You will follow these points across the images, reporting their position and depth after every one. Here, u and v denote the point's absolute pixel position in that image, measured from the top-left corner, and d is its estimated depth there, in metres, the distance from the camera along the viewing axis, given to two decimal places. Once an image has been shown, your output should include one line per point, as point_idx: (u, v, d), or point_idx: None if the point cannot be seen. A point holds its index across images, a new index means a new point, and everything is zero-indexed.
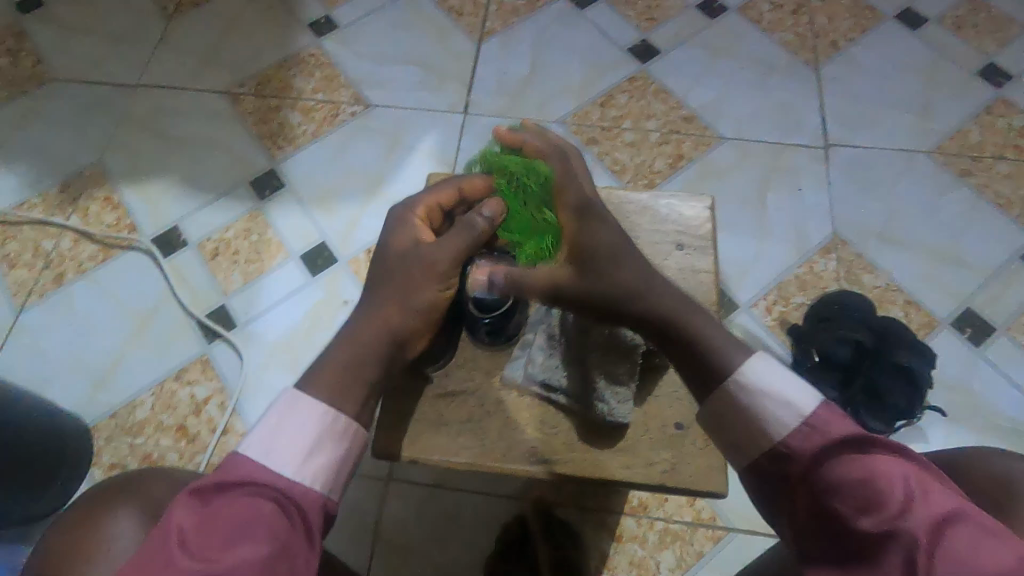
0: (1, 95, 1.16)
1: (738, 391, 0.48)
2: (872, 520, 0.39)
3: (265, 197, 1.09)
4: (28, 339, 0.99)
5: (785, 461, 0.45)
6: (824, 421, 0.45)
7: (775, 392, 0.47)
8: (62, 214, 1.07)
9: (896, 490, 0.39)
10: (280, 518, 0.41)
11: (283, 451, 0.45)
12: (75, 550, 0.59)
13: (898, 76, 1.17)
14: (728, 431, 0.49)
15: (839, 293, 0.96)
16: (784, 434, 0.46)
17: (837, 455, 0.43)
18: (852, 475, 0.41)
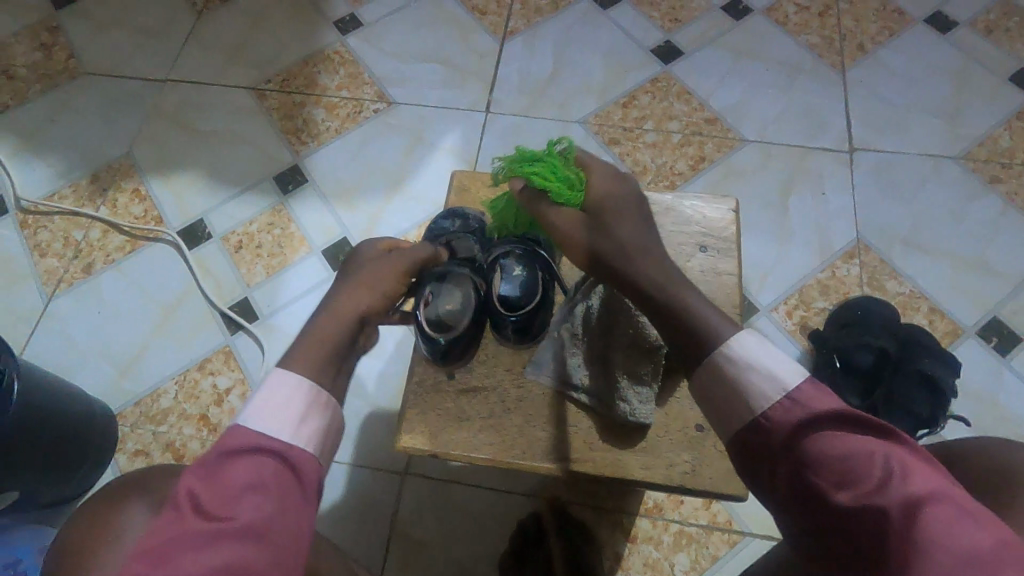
0: (34, 87, 1.19)
1: (723, 364, 0.48)
2: (849, 496, 0.39)
3: (288, 192, 1.10)
4: (57, 327, 1.02)
5: (765, 433, 0.45)
6: (808, 396, 0.44)
7: (763, 365, 0.47)
8: (92, 205, 1.10)
9: (876, 467, 0.39)
10: (286, 482, 0.40)
11: (275, 421, 0.43)
12: (79, 550, 0.58)
13: (926, 80, 1.15)
14: (711, 404, 0.49)
15: (860, 299, 0.95)
16: (766, 405, 0.45)
17: (820, 431, 0.42)
18: (832, 450, 0.41)
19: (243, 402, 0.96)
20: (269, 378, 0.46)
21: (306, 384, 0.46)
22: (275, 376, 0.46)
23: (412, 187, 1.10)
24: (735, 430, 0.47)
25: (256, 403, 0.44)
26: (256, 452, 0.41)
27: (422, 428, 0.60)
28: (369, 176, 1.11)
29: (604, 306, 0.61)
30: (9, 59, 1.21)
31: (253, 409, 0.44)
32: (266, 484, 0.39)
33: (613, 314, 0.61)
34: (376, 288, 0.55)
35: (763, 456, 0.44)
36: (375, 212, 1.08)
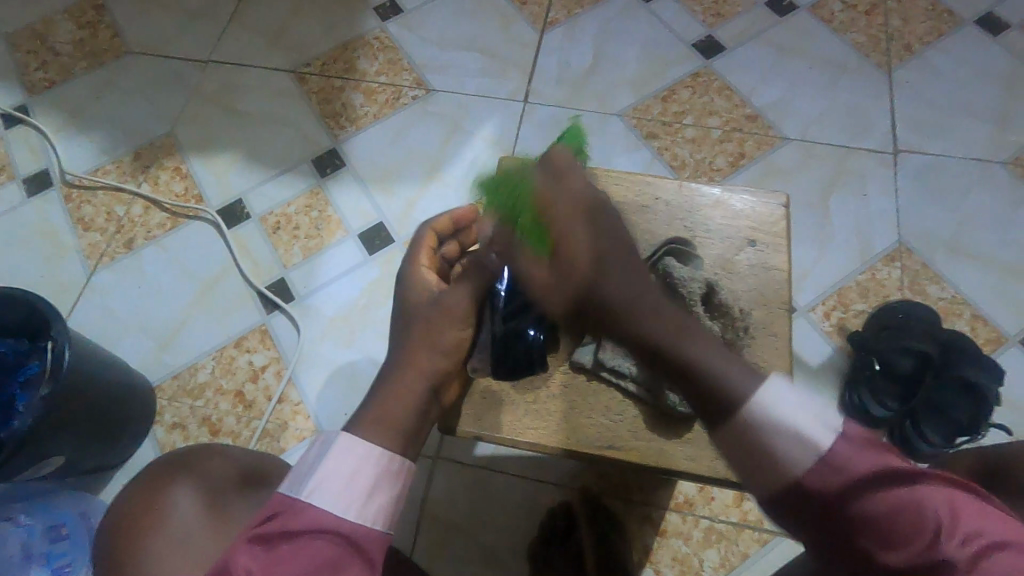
0: (80, 64, 1.21)
1: (751, 418, 0.43)
2: (903, 557, 0.36)
3: (326, 175, 1.11)
4: (99, 300, 1.04)
5: (804, 498, 0.39)
6: (845, 452, 0.39)
7: (793, 414, 0.42)
8: (134, 181, 1.12)
9: (927, 525, 0.37)
10: (351, 563, 0.40)
11: (341, 493, 0.44)
12: (132, 524, 0.60)
13: (975, 83, 1.13)
14: (740, 459, 0.43)
15: (904, 303, 0.93)
16: (803, 467, 0.40)
17: (872, 490, 0.38)
18: (885, 511, 0.37)
19: (278, 380, 0.97)
20: (337, 442, 0.47)
21: (376, 451, 0.47)
22: (344, 441, 0.47)
23: (449, 175, 1.10)
24: (770, 492, 0.41)
25: (323, 473, 0.45)
26: (321, 530, 0.41)
27: (467, 410, 0.62)
28: (406, 161, 1.12)
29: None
30: (56, 35, 1.23)
31: (320, 479, 0.44)
32: (332, 564, 0.39)
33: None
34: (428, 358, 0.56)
35: (804, 520, 0.40)
36: (412, 197, 1.09)
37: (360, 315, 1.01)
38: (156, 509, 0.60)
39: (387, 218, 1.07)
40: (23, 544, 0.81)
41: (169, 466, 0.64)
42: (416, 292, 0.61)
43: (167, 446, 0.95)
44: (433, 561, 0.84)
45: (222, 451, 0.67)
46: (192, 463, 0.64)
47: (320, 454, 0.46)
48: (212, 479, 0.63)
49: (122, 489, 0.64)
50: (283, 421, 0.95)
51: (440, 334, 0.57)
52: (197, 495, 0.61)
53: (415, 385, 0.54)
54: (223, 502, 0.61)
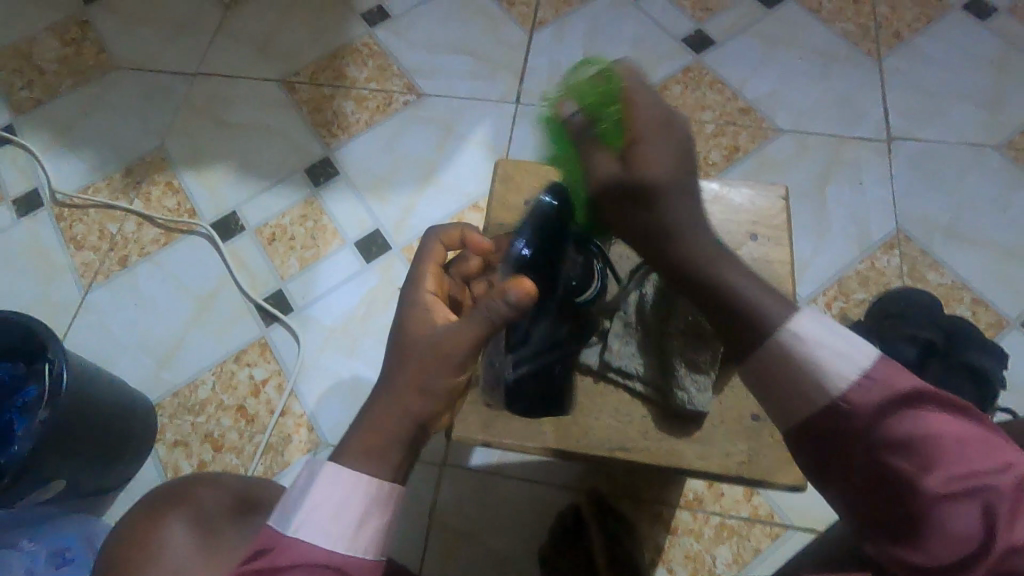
0: (66, 82, 1.19)
1: (786, 343, 0.42)
2: (941, 482, 0.36)
3: (320, 184, 1.10)
4: (95, 319, 1.03)
5: (843, 417, 0.39)
6: (885, 375, 0.40)
7: (822, 347, 0.41)
8: (126, 198, 1.11)
9: (968, 450, 0.37)
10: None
11: (328, 525, 0.43)
12: (123, 558, 0.59)
13: (965, 68, 1.13)
14: (770, 387, 0.43)
15: (903, 291, 0.94)
16: (841, 389, 0.40)
17: (901, 413, 0.38)
18: (921, 434, 0.37)
19: (280, 393, 0.97)
20: (326, 473, 0.44)
21: (361, 482, 0.45)
22: (333, 471, 0.45)
23: (443, 179, 1.10)
24: (803, 413, 0.41)
25: (309, 504, 0.43)
26: (308, 561, 0.41)
27: (472, 417, 0.62)
28: (400, 167, 1.11)
29: (658, 294, 0.62)
30: (41, 54, 1.21)
31: (307, 510, 0.43)
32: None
33: (670, 299, 0.61)
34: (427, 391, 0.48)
35: (837, 442, 0.40)
36: (407, 203, 1.08)
37: (360, 324, 1.00)
38: (150, 545, 0.59)
39: (383, 226, 1.07)
40: (27, 568, 0.78)
41: (163, 498, 0.63)
42: (416, 325, 0.50)
43: (170, 465, 0.93)
44: (443, 571, 0.84)
45: (218, 479, 0.65)
46: (185, 494, 0.63)
47: (311, 483, 0.45)
48: (204, 508, 0.61)
49: (127, 516, 0.64)
50: (286, 435, 0.94)
51: (433, 375, 0.48)
52: (187, 526, 0.60)
53: (398, 429, 0.47)
54: (217, 533, 0.59)
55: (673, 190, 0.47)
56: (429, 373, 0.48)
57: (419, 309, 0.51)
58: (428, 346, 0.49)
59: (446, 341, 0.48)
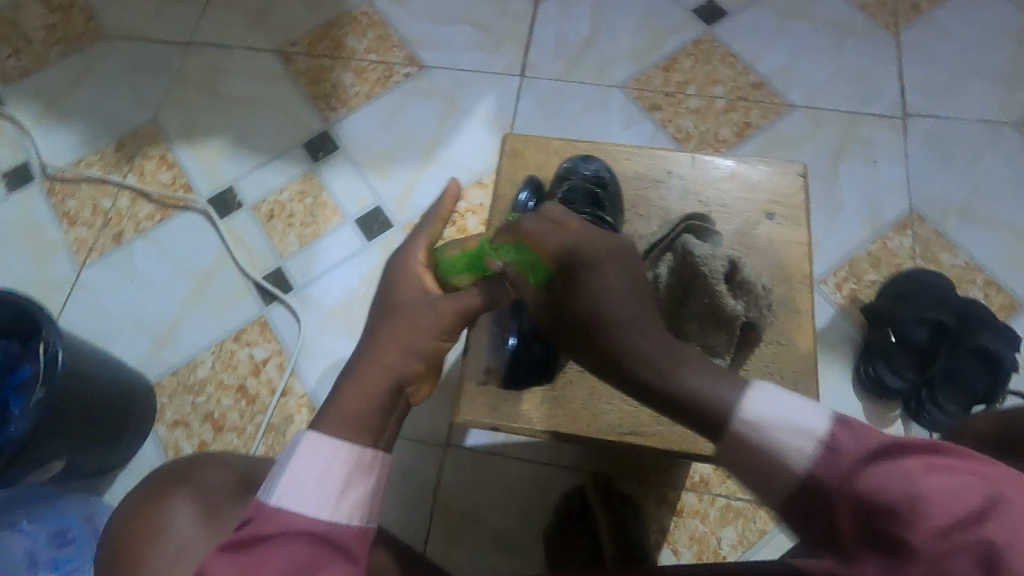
0: (53, 51, 1.15)
1: (744, 430, 0.39)
2: (927, 538, 0.31)
3: (319, 160, 1.07)
4: (90, 297, 1.00)
5: (817, 487, 0.36)
6: (842, 440, 0.37)
7: (778, 431, 0.38)
8: (119, 172, 1.07)
9: (949, 496, 0.32)
10: (327, 562, 0.37)
11: (311, 494, 0.40)
12: (128, 539, 0.58)
13: (984, 43, 1.09)
14: (748, 468, 0.39)
15: (920, 272, 0.91)
16: (803, 463, 0.37)
17: (869, 470, 0.34)
18: (896, 492, 0.33)
19: (280, 372, 0.95)
20: (303, 446, 0.42)
21: (342, 450, 0.42)
22: (312, 442, 0.42)
23: (446, 154, 1.07)
24: (783, 494, 0.37)
25: (292, 473, 0.41)
26: (294, 528, 0.38)
27: (481, 400, 0.61)
28: (402, 142, 1.08)
29: (673, 275, 0.57)
30: (26, 21, 1.17)
31: (288, 480, 0.40)
32: (309, 566, 0.36)
33: (685, 283, 0.56)
34: (413, 342, 0.48)
35: (821, 507, 0.36)
36: (410, 179, 1.05)
37: (361, 303, 0.98)
38: (151, 526, 0.57)
39: (384, 202, 1.04)
40: (29, 550, 0.80)
41: (164, 481, 0.61)
42: (408, 286, 0.52)
43: (170, 444, 0.92)
44: (448, 552, 0.83)
45: (224, 462, 0.64)
46: (189, 475, 0.62)
47: (288, 457, 0.42)
48: (206, 488, 0.60)
49: (123, 504, 0.62)
50: (288, 416, 0.93)
51: (420, 337, 0.49)
52: (193, 508, 0.58)
53: (383, 383, 0.46)
54: (218, 512, 0.57)
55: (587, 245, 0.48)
56: (417, 332, 0.49)
57: (411, 273, 0.53)
58: (424, 313, 0.50)
59: (437, 305, 0.50)
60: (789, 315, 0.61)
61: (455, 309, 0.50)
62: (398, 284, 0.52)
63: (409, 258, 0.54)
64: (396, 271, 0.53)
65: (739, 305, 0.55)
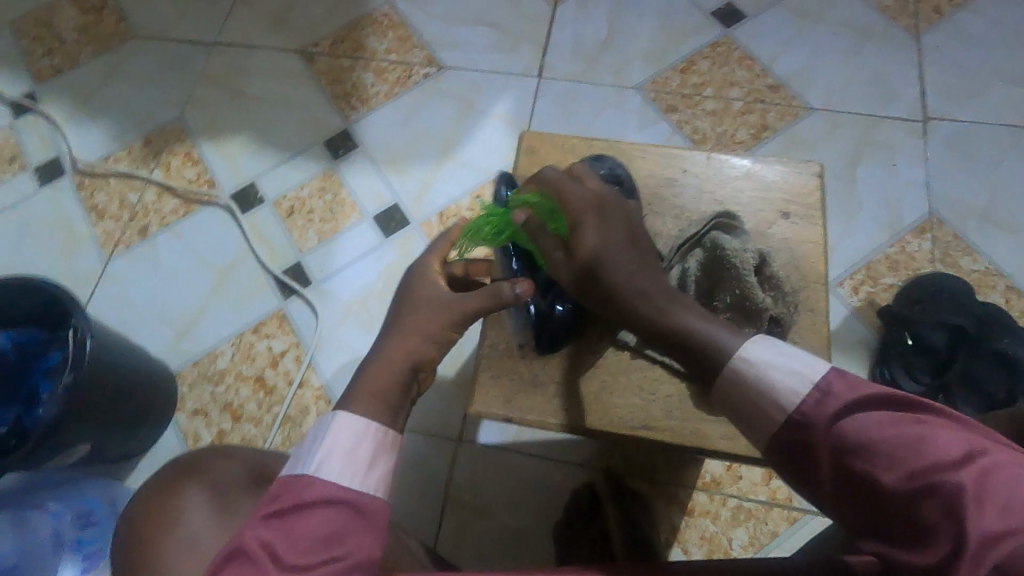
0: (85, 50, 1.19)
1: (739, 374, 0.43)
2: (899, 479, 0.34)
3: (339, 157, 1.09)
4: (116, 288, 1.03)
5: (803, 428, 0.39)
6: (839, 386, 0.39)
7: (773, 371, 0.41)
8: (146, 167, 1.10)
9: (929, 445, 0.34)
10: (354, 534, 0.38)
11: (341, 466, 0.40)
12: (144, 525, 0.59)
13: (1007, 46, 1.08)
14: (739, 412, 0.43)
15: (939, 275, 0.90)
16: (793, 403, 0.40)
17: (852, 416, 0.37)
18: (878, 436, 0.36)
19: (298, 365, 0.97)
20: (337, 421, 0.43)
21: (370, 428, 0.43)
22: (342, 420, 0.43)
23: (463, 153, 1.08)
24: (770, 433, 0.41)
25: (323, 448, 0.41)
26: (325, 498, 0.38)
27: (494, 392, 0.62)
28: (420, 141, 1.09)
29: (702, 270, 0.58)
30: (61, 21, 1.21)
31: (321, 452, 0.41)
32: (337, 537, 0.37)
33: (714, 277, 0.57)
34: (424, 336, 0.50)
35: (805, 454, 0.39)
36: (427, 177, 1.07)
37: (377, 298, 1.00)
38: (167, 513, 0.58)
39: (402, 200, 1.06)
40: (54, 531, 0.82)
41: (180, 469, 0.63)
42: (423, 283, 0.53)
43: (190, 433, 0.94)
44: (459, 545, 0.84)
45: (238, 453, 0.65)
46: (204, 465, 0.63)
47: (320, 432, 0.43)
48: (221, 478, 0.61)
49: (142, 489, 0.63)
50: (305, 407, 0.94)
51: (435, 328, 0.50)
52: (207, 498, 0.59)
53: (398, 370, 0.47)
54: (232, 503, 0.59)
55: (592, 216, 0.53)
56: (432, 323, 0.50)
57: (426, 274, 0.53)
58: (437, 305, 0.51)
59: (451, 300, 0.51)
60: (804, 313, 0.61)
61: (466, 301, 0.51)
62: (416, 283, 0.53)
63: (426, 262, 0.54)
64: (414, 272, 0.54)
65: (768, 299, 0.57)
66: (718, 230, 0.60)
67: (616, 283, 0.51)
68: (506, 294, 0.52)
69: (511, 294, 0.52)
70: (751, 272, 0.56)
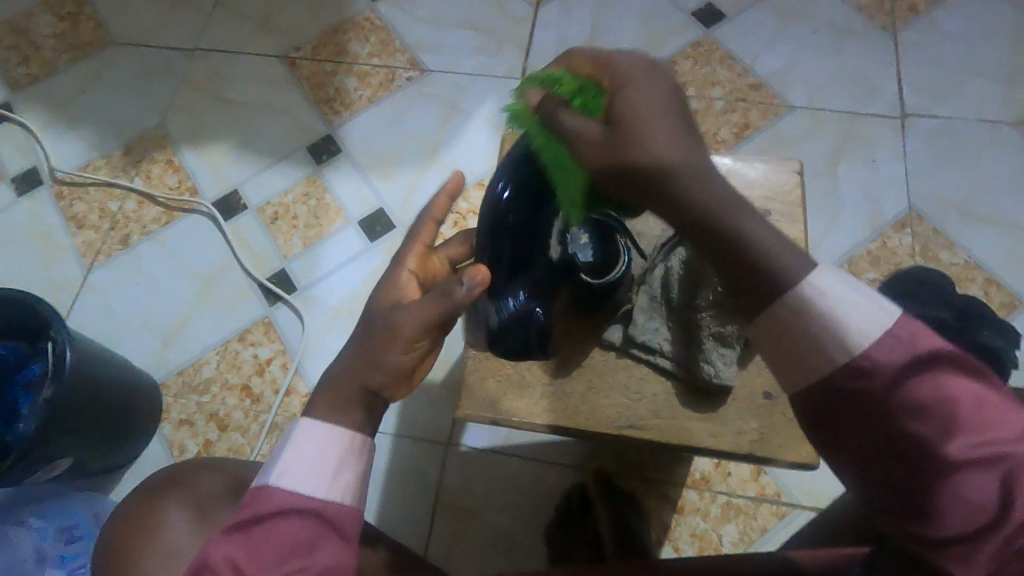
0: (63, 58, 1.17)
1: (803, 302, 0.37)
2: (956, 449, 0.35)
3: (323, 162, 1.08)
4: (97, 298, 1.02)
5: (861, 378, 0.37)
6: (907, 337, 0.37)
7: (835, 301, 0.37)
8: (126, 176, 1.09)
9: (977, 418, 0.35)
10: (323, 544, 0.38)
11: (305, 477, 0.40)
12: (124, 542, 0.58)
13: (981, 43, 1.10)
14: (792, 343, 0.38)
15: (918, 268, 0.92)
16: (859, 347, 0.37)
17: (912, 377, 0.36)
18: (934, 401, 0.36)
19: (284, 372, 0.96)
20: (300, 428, 0.42)
21: (335, 431, 0.42)
22: (305, 426, 0.42)
23: (448, 156, 1.08)
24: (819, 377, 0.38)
25: (286, 457, 0.41)
26: (289, 509, 0.39)
27: (481, 396, 0.62)
28: (404, 144, 1.09)
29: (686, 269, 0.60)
30: (36, 29, 1.19)
31: (285, 462, 0.41)
32: (304, 547, 0.38)
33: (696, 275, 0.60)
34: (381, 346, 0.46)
35: (855, 409, 0.37)
36: (412, 181, 1.06)
37: (365, 304, 0.99)
38: (150, 528, 0.57)
39: (387, 204, 1.05)
40: (36, 547, 0.81)
41: (159, 484, 0.61)
42: (386, 296, 0.50)
43: (176, 444, 0.93)
44: (450, 549, 0.84)
45: (218, 464, 0.64)
46: (185, 478, 0.61)
47: (286, 439, 0.43)
48: (203, 489, 0.60)
49: (123, 503, 0.62)
50: (291, 414, 0.93)
51: (382, 353, 0.46)
52: (191, 512, 0.58)
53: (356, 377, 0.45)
54: (213, 514, 0.58)
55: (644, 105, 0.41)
56: (380, 349, 0.46)
57: (393, 283, 0.51)
58: (383, 329, 0.46)
59: (397, 321, 0.46)
60: None
61: (420, 328, 0.46)
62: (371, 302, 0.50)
63: (396, 266, 0.53)
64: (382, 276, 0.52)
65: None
66: None
67: (679, 189, 0.39)
68: (456, 294, 0.47)
69: (462, 292, 0.47)
70: None
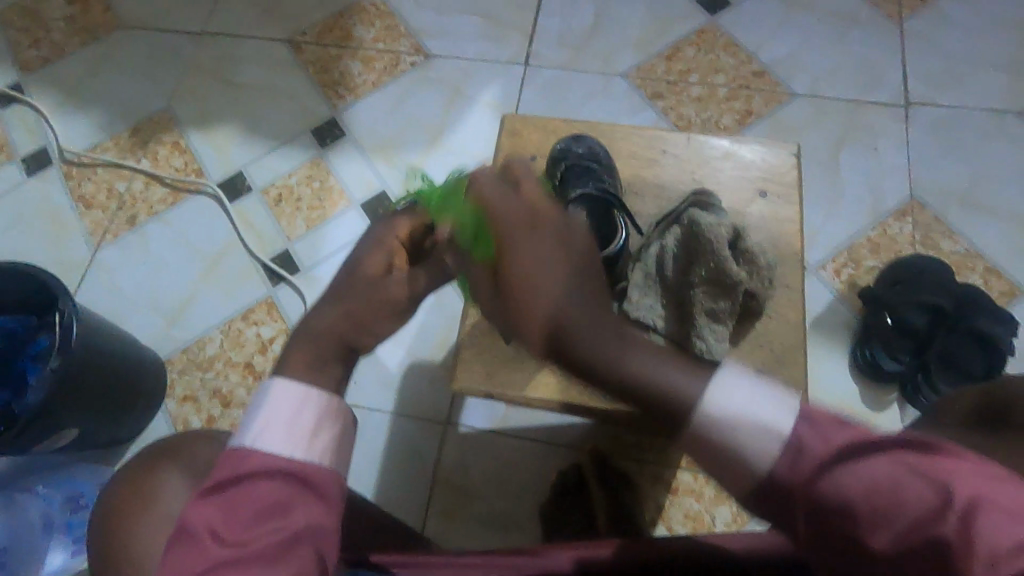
0: (73, 41, 1.18)
1: (708, 428, 0.34)
2: (892, 540, 0.28)
3: (327, 146, 1.09)
4: (105, 276, 1.04)
5: (780, 492, 0.32)
6: (807, 434, 0.32)
7: (743, 421, 0.33)
8: (133, 157, 1.11)
9: (911, 495, 0.28)
10: (299, 505, 0.38)
11: (282, 437, 0.40)
12: (119, 509, 0.59)
13: (988, 32, 1.09)
14: (709, 465, 0.35)
15: (917, 257, 0.92)
16: (769, 463, 0.32)
17: (830, 470, 0.30)
18: (855, 491, 0.29)
19: None
20: (275, 390, 0.42)
21: (313, 395, 0.42)
22: (280, 387, 0.42)
23: (449, 141, 1.08)
24: (743, 489, 0.33)
25: (263, 417, 0.41)
26: (266, 469, 0.38)
27: (477, 368, 0.63)
28: (406, 129, 1.10)
29: (679, 245, 0.59)
30: (46, 13, 1.20)
31: (261, 423, 0.40)
32: (281, 508, 0.37)
33: (692, 251, 0.58)
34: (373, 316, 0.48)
35: (788, 511, 0.32)
36: (414, 165, 1.07)
37: None
38: (145, 495, 0.59)
39: (391, 187, 1.06)
40: (44, 513, 0.84)
41: (157, 452, 0.63)
42: (374, 262, 0.50)
43: (180, 419, 0.95)
44: (446, 527, 0.85)
45: (216, 436, 0.65)
46: (179, 449, 0.63)
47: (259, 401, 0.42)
48: (201, 459, 0.61)
49: (124, 470, 0.64)
50: None
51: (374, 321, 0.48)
52: (187, 480, 0.60)
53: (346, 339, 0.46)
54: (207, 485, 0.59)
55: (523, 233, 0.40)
56: (371, 314, 0.48)
57: (382, 250, 0.51)
58: (373, 293, 0.48)
59: (394, 291, 0.49)
60: (779, 289, 0.62)
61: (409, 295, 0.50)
62: (356, 265, 0.50)
63: (388, 233, 0.52)
64: (370, 239, 0.52)
65: (742, 272, 0.57)
66: (694, 208, 0.61)
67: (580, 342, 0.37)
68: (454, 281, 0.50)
69: None
70: (725, 247, 0.56)
